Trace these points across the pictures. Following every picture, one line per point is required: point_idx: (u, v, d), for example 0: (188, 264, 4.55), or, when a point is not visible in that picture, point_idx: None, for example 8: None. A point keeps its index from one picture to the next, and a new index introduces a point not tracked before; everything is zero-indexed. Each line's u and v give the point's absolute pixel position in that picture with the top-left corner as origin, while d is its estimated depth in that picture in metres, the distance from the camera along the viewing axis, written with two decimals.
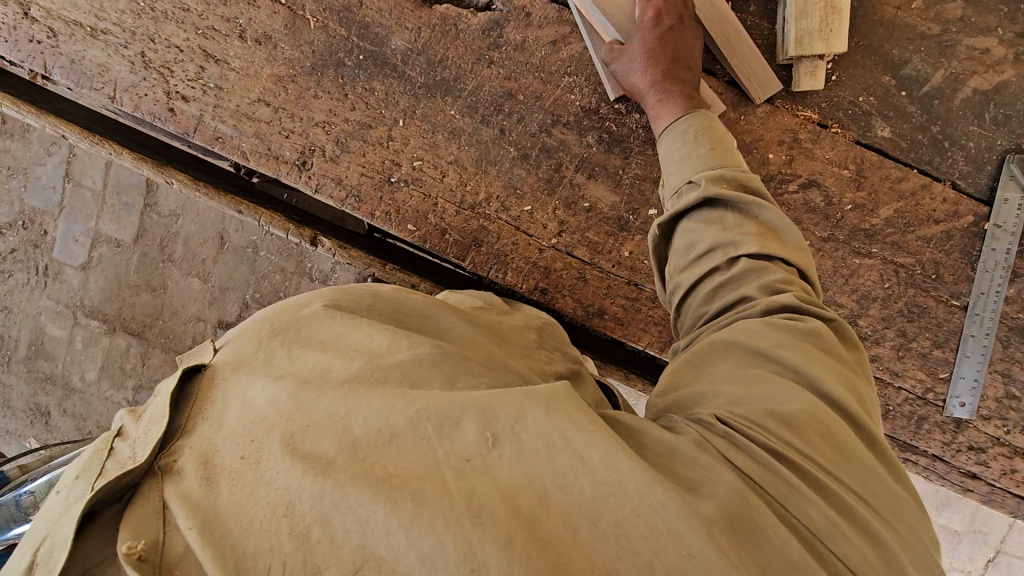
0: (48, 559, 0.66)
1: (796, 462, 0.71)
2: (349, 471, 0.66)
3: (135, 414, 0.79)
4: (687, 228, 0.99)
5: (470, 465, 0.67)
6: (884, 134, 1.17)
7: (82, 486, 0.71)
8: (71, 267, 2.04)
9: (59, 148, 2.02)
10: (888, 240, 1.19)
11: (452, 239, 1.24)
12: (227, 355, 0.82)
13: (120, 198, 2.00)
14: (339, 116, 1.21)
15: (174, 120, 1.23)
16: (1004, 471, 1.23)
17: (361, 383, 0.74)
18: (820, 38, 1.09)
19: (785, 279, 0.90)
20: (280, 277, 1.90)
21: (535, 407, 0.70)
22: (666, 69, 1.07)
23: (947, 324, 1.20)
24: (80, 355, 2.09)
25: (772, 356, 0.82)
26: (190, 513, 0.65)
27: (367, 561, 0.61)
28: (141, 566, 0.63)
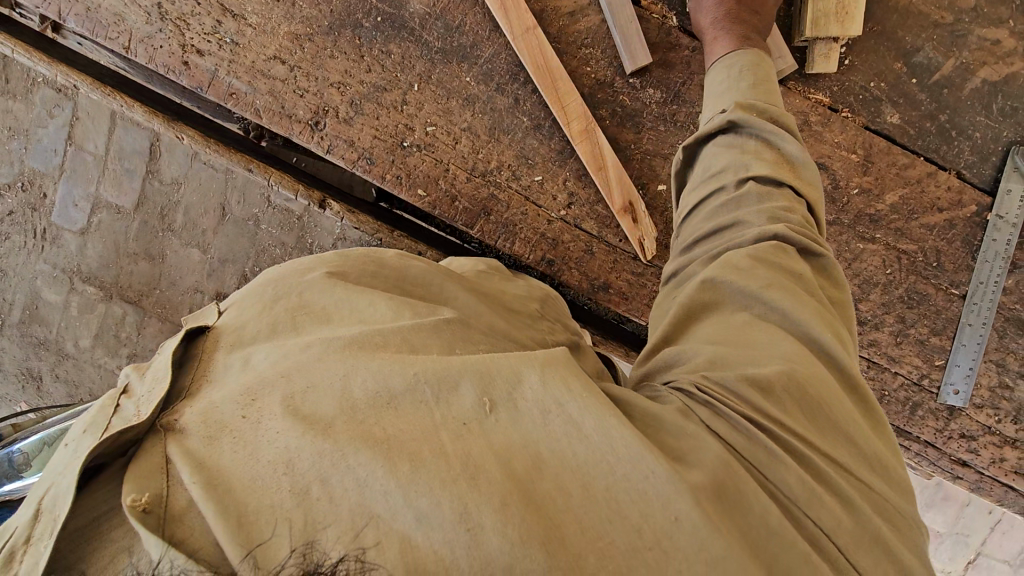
0: (52, 509, 0.62)
1: (777, 429, 0.68)
2: (350, 433, 0.62)
3: (140, 371, 0.77)
4: (709, 153, 0.99)
5: (468, 428, 0.64)
6: (893, 121, 1.18)
7: (89, 439, 0.67)
8: (70, 232, 1.88)
9: (62, 109, 1.74)
10: (892, 226, 1.20)
11: (461, 206, 1.25)
12: (230, 319, 0.81)
13: (123, 163, 1.76)
14: (354, 77, 1.21)
15: (188, 74, 1.23)
16: (994, 459, 1.27)
17: (360, 347, 0.71)
18: (835, 21, 1.10)
19: (787, 207, 0.88)
20: (281, 252, 1.69)
21: (530, 369, 0.69)
22: (732, 9, 1.08)
23: (946, 312, 1.22)
24: (75, 321, 1.99)
25: (762, 297, 0.79)
26: (195, 469, 0.61)
27: (368, 521, 0.57)
28: (146, 518, 0.58)
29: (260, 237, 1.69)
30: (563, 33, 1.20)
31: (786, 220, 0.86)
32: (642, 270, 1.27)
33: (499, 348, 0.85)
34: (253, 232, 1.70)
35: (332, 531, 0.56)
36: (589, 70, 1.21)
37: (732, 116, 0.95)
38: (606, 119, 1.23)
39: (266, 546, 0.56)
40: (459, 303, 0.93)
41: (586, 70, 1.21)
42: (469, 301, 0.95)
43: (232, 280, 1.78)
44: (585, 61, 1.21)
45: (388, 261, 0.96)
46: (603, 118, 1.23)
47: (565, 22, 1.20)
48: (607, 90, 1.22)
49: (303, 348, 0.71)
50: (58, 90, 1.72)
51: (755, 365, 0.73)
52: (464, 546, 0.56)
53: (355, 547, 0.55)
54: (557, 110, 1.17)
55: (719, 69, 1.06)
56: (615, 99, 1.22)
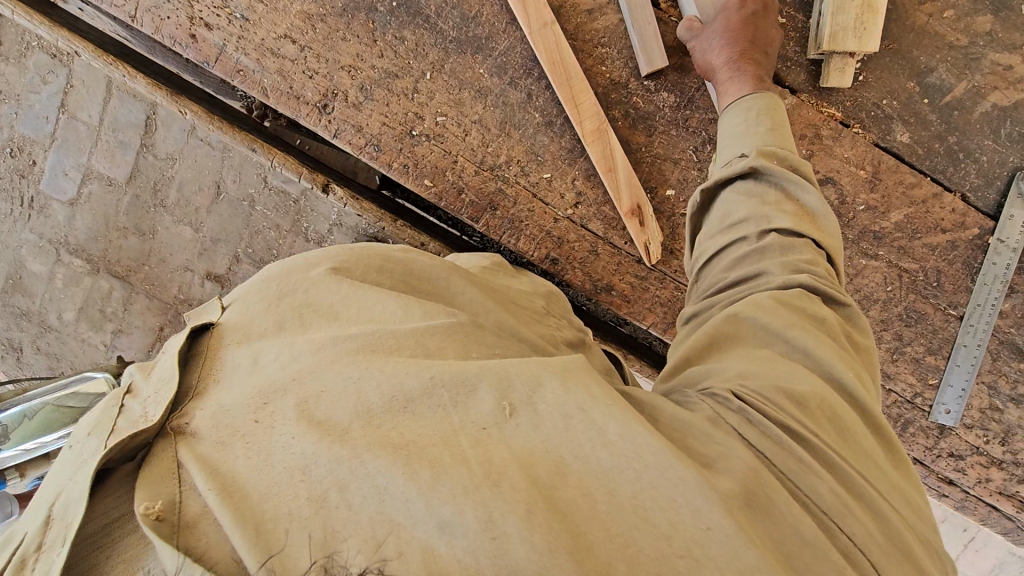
0: (63, 517, 0.61)
1: (808, 438, 0.69)
2: (365, 438, 0.64)
3: (144, 371, 0.78)
4: (728, 198, 0.98)
5: (486, 432, 0.66)
6: (903, 140, 1.19)
7: (94, 441, 0.68)
8: (59, 202, 1.83)
9: (56, 76, 1.70)
10: (895, 244, 1.21)
11: (468, 199, 1.24)
12: (234, 316, 0.83)
13: (117, 135, 1.72)
14: (365, 62, 1.19)
15: (196, 48, 1.21)
16: (980, 480, 1.29)
17: (372, 351, 0.73)
18: (853, 36, 1.10)
19: (811, 260, 0.88)
20: (274, 235, 1.68)
21: (550, 380, 0.69)
22: (744, 49, 1.07)
23: (942, 333, 1.24)
24: (59, 294, 1.95)
25: (785, 336, 0.79)
26: (210, 475, 0.63)
27: (388, 530, 0.58)
28: (158, 526, 0.59)
29: (255, 219, 1.67)
30: (580, 30, 1.19)
31: (809, 272, 0.87)
32: (646, 274, 1.27)
33: (505, 346, 0.84)
34: (247, 214, 1.68)
35: (352, 542, 0.57)
36: (604, 70, 1.20)
37: (754, 163, 0.94)
38: (619, 120, 1.22)
39: (281, 556, 0.57)
40: (464, 300, 0.92)
41: (601, 70, 1.21)
42: (475, 295, 0.94)
43: (222, 260, 1.76)
44: (601, 60, 1.20)
45: (396, 256, 0.95)
46: (615, 118, 1.22)
47: (583, 20, 1.19)
48: (621, 91, 1.21)
49: (315, 352, 0.73)
50: (53, 56, 1.68)
51: (783, 380, 0.74)
52: (489, 555, 0.56)
53: (376, 561, 0.56)
54: (571, 108, 1.16)
55: (736, 112, 1.05)
56: (628, 101, 1.21)
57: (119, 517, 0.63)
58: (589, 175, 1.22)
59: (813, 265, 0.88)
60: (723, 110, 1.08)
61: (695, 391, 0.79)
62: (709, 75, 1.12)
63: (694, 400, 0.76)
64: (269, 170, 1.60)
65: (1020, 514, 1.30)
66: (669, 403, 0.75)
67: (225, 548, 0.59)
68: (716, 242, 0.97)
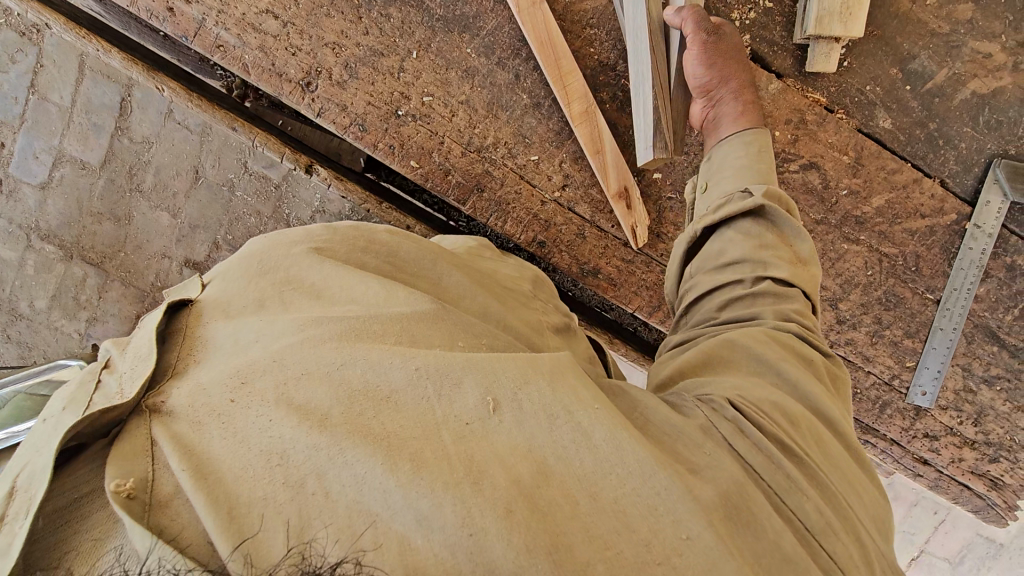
0: (27, 489, 0.61)
1: (796, 454, 0.71)
2: (346, 426, 0.63)
3: (120, 346, 0.76)
4: (725, 237, 0.98)
5: (469, 428, 0.64)
6: (885, 125, 1.20)
7: (67, 416, 0.67)
8: (29, 185, 1.77)
9: (25, 55, 1.64)
10: (876, 229, 1.23)
11: (455, 180, 1.22)
12: (215, 292, 0.82)
13: (90, 117, 1.67)
14: (351, 39, 1.17)
15: (173, 21, 1.16)
16: (953, 459, 1.33)
17: (358, 335, 0.72)
18: (839, 21, 1.10)
19: (798, 310, 0.90)
20: (255, 221, 1.65)
21: (539, 381, 0.69)
22: (743, 81, 1.11)
23: (920, 316, 1.26)
24: (30, 281, 1.89)
25: (776, 365, 0.81)
26: (184, 453, 0.62)
27: (363, 520, 0.57)
28: (130, 504, 0.59)
29: (235, 205, 1.65)
30: (568, 11, 1.19)
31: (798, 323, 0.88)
32: (632, 258, 1.28)
33: (491, 329, 0.84)
34: (226, 199, 1.65)
35: (329, 530, 0.57)
36: (593, 51, 1.20)
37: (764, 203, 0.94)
38: (607, 103, 1.23)
39: (255, 541, 0.56)
40: (449, 283, 0.91)
41: (589, 51, 1.20)
42: (464, 279, 0.94)
43: (201, 247, 1.73)
44: (590, 41, 1.20)
45: (381, 238, 0.94)
46: (603, 101, 1.23)
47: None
48: (609, 74, 1.21)
49: (298, 332, 0.72)
50: (21, 34, 1.62)
51: (767, 398, 0.76)
52: (465, 550, 0.56)
53: (353, 550, 0.56)
54: (560, 87, 1.15)
55: (733, 146, 1.06)
56: (616, 83, 1.22)
57: (89, 491, 0.63)
58: (574, 159, 1.21)
59: (801, 316, 0.90)
60: (720, 142, 1.09)
61: (691, 394, 0.79)
62: (705, 99, 1.12)
63: (689, 407, 0.75)
64: (249, 154, 1.58)
65: (990, 492, 1.34)
66: (658, 401, 0.76)
67: (199, 528, 0.59)
68: (710, 281, 0.96)
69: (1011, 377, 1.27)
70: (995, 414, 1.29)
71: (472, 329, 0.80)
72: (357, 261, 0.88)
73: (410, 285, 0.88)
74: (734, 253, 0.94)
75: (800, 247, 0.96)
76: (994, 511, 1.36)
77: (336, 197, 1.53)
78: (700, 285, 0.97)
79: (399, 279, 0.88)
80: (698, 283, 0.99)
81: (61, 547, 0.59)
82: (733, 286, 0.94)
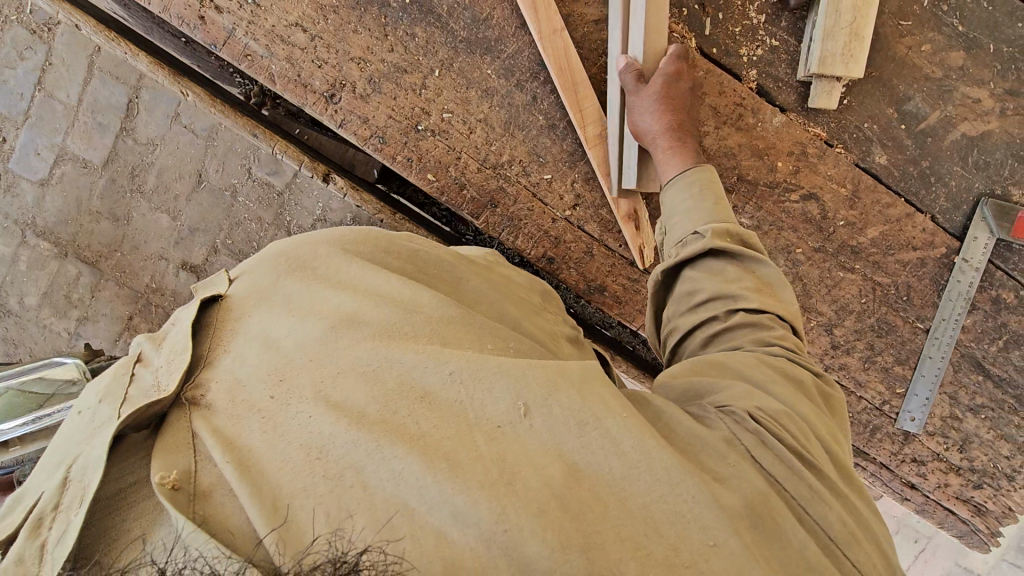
0: (80, 479, 0.64)
1: (816, 467, 0.74)
2: (381, 425, 0.65)
3: (155, 341, 0.80)
4: (689, 276, 0.99)
5: (501, 431, 0.67)
6: (881, 162, 1.27)
7: (111, 409, 0.70)
8: (29, 181, 1.78)
9: (34, 52, 1.66)
10: (870, 258, 1.29)
11: (469, 195, 1.27)
12: (243, 288, 0.83)
13: (95, 117, 1.68)
14: (375, 55, 1.21)
15: (204, 29, 1.21)
16: (939, 484, 1.38)
17: (389, 335, 0.74)
18: (841, 61, 1.17)
19: (777, 335, 0.89)
20: (256, 227, 1.66)
21: (567, 390, 0.71)
22: (680, 121, 1.10)
23: (910, 344, 1.31)
24: (22, 277, 1.87)
25: (771, 389, 0.83)
26: (226, 448, 0.65)
27: (399, 512, 0.60)
28: (175, 495, 0.62)
29: (235, 210, 1.66)
30: (586, 39, 1.24)
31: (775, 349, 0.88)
32: (638, 277, 1.32)
33: (514, 334, 0.87)
34: (228, 204, 1.66)
35: (361, 521, 0.59)
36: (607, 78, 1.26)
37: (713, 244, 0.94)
38: None
39: (293, 528, 0.59)
40: (469, 288, 0.94)
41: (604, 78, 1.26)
42: (484, 287, 0.96)
43: (199, 250, 1.73)
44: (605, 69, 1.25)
45: (405, 241, 0.96)
46: None
47: (590, 29, 1.23)
48: None
49: (329, 329, 0.74)
50: (33, 32, 1.63)
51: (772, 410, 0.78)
52: (500, 546, 0.59)
53: (382, 539, 0.59)
54: (575, 112, 1.19)
55: (677, 187, 1.05)
56: None
57: (131, 483, 0.66)
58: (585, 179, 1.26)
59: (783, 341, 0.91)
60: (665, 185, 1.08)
61: (711, 405, 0.80)
62: (644, 143, 1.12)
63: (710, 418, 0.78)
64: (254, 159, 1.60)
65: (973, 517, 1.38)
66: (683, 414, 0.78)
67: (240, 519, 0.61)
68: (686, 321, 0.97)
69: (996, 406, 1.32)
70: (980, 442, 1.34)
71: (501, 333, 0.83)
72: (382, 261, 0.91)
73: (433, 287, 0.91)
74: (701, 294, 0.95)
75: (763, 272, 0.96)
76: (977, 536, 1.41)
77: (337, 207, 1.56)
78: (679, 327, 0.99)
79: (424, 282, 0.91)
80: (677, 326, 0.99)
81: (109, 533, 0.63)
82: (707, 323, 0.95)
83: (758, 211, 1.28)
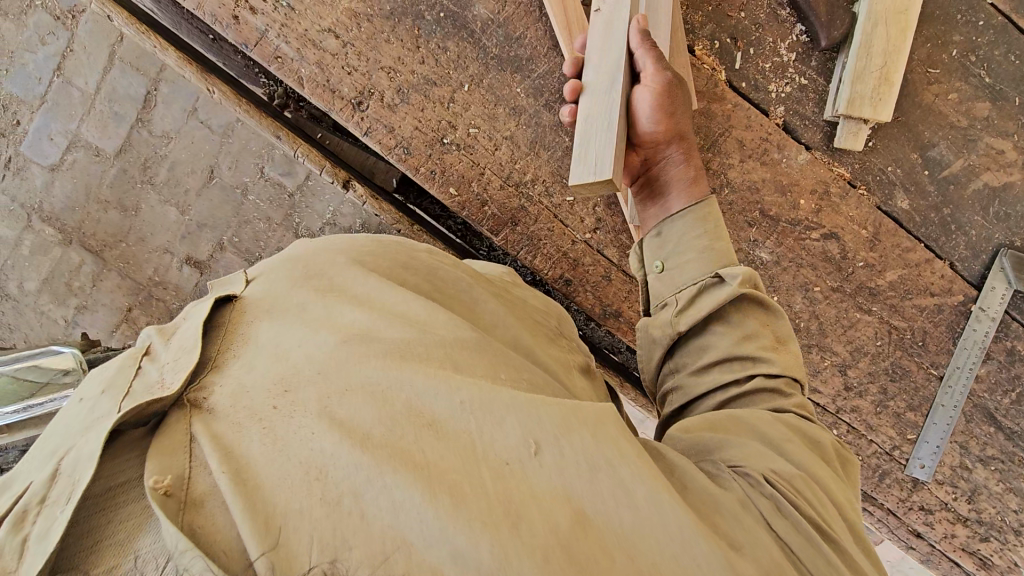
0: (71, 474, 0.63)
1: (829, 534, 0.72)
2: (386, 449, 0.63)
3: (165, 335, 0.79)
4: (703, 333, 0.95)
5: (508, 467, 0.65)
6: (903, 206, 1.27)
7: (112, 401, 0.69)
8: (39, 166, 1.76)
9: (55, 37, 1.64)
10: (887, 301, 1.28)
11: (490, 212, 1.26)
12: (259, 293, 0.82)
13: (112, 106, 1.67)
14: (406, 66, 1.21)
15: (236, 29, 1.20)
16: (946, 535, 1.36)
17: (402, 356, 0.72)
18: (869, 104, 1.18)
19: (788, 393, 0.90)
20: (264, 227, 1.67)
21: (581, 431, 0.69)
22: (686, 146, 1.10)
23: (922, 390, 1.30)
24: (24, 262, 1.85)
25: (784, 449, 0.81)
26: (223, 457, 0.63)
27: (397, 545, 0.59)
28: (166, 501, 0.60)
29: (245, 209, 1.66)
30: None
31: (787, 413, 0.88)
32: None
33: (526, 363, 0.85)
34: (237, 202, 1.66)
35: (355, 554, 0.57)
36: None
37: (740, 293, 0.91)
38: None
39: (286, 550, 0.57)
40: (484, 311, 0.93)
41: None
42: (501, 311, 0.95)
43: (207, 246, 1.72)
44: None
45: (422, 258, 0.95)
46: None
47: None
48: None
49: (340, 343, 0.72)
50: (56, 17, 1.61)
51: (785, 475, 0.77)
52: None
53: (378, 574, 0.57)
54: None
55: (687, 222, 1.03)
56: None
57: (125, 481, 0.64)
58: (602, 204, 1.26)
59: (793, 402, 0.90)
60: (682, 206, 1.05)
61: (722, 462, 0.79)
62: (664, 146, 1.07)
63: (725, 478, 0.76)
64: (268, 158, 1.60)
65: (978, 571, 1.36)
66: (696, 469, 0.76)
67: (232, 534, 0.60)
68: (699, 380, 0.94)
69: (1005, 458, 1.31)
70: (988, 494, 1.32)
71: (515, 362, 0.82)
72: (397, 277, 0.89)
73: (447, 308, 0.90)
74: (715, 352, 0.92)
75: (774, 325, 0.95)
76: None
77: (349, 212, 1.58)
78: (687, 385, 0.95)
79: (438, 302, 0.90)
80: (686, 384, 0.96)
81: (97, 532, 0.61)
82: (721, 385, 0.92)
83: (778, 246, 1.28)
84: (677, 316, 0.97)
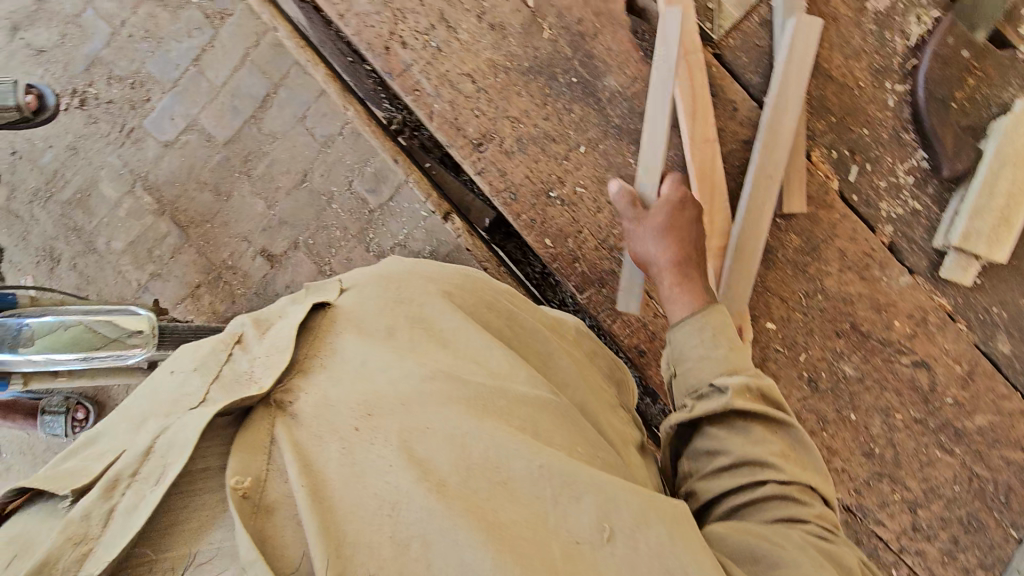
0: (160, 453, 0.64)
1: None
2: (466, 505, 0.64)
3: (257, 324, 0.83)
4: (710, 437, 0.92)
5: (579, 549, 0.65)
6: (1004, 350, 1.22)
7: (200, 380, 0.73)
8: (155, 139, 1.89)
9: (201, 33, 1.81)
10: (972, 445, 1.22)
11: (580, 269, 1.29)
12: (353, 304, 0.86)
13: (234, 100, 1.82)
14: (530, 118, 1.27)
15: (385, 58, 1.30)
16: None
17: (487, 411, 0.75)
18: (985, 241, 1.16)
19: (802, 504, 0.83)
20: (339, 235, 1.78)
21: (657, 526, 0.67)
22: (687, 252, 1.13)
23: (998, 549, 1.22)
24: (117, 223, 1.94)
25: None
26: (303, 470, 0.65)
27: None
28: (242, 502, 0.62)
29: (327, 215, 1.77)
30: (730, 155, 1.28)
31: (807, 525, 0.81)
32: None
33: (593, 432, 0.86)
34: (321, 208, 1.77)
35: None
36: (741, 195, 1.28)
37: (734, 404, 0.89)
38: None
39: None
40: (563, 375, 0.94)
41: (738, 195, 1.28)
42: (576, 376, 0.96)
43: (281, 244, 1.82)
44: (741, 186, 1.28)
45: (511, 312, 0.98)
46: None
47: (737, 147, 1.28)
48: None
49: (431, 385, 0.75)
50: (207, 15, 1.80)
51: None
52: None
53: None
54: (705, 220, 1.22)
55: (691, 329, 1.03)
56: None
57: (208, 469, 0.66)
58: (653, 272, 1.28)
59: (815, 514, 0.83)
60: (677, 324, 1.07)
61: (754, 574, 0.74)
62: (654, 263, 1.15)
63: None
64: (357, 175, 1.73)
65: None
66: None
67: (299, 554, 0.61)
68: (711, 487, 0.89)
69: None
70: None
71: (584, 432, 0.83)
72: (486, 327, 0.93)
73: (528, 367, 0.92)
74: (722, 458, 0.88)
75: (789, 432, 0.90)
76: None
77: (421, 237, 1.69)
78: (699, 492, 0.91)
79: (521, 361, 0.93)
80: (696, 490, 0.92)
81: (171, 514, 0.63)
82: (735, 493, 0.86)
83: (864, 363, 1.25)
84: (680, 416, 0.95)
